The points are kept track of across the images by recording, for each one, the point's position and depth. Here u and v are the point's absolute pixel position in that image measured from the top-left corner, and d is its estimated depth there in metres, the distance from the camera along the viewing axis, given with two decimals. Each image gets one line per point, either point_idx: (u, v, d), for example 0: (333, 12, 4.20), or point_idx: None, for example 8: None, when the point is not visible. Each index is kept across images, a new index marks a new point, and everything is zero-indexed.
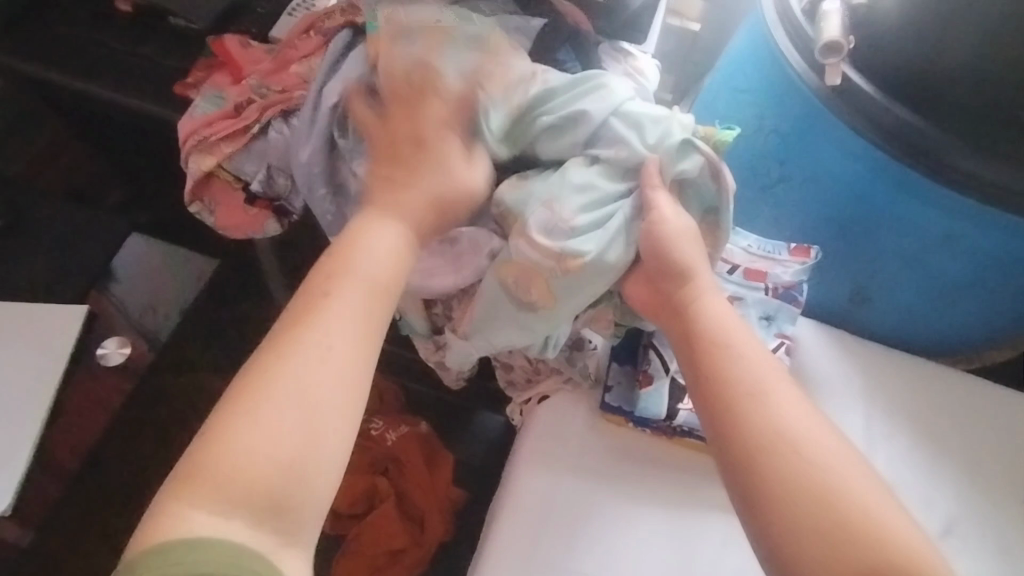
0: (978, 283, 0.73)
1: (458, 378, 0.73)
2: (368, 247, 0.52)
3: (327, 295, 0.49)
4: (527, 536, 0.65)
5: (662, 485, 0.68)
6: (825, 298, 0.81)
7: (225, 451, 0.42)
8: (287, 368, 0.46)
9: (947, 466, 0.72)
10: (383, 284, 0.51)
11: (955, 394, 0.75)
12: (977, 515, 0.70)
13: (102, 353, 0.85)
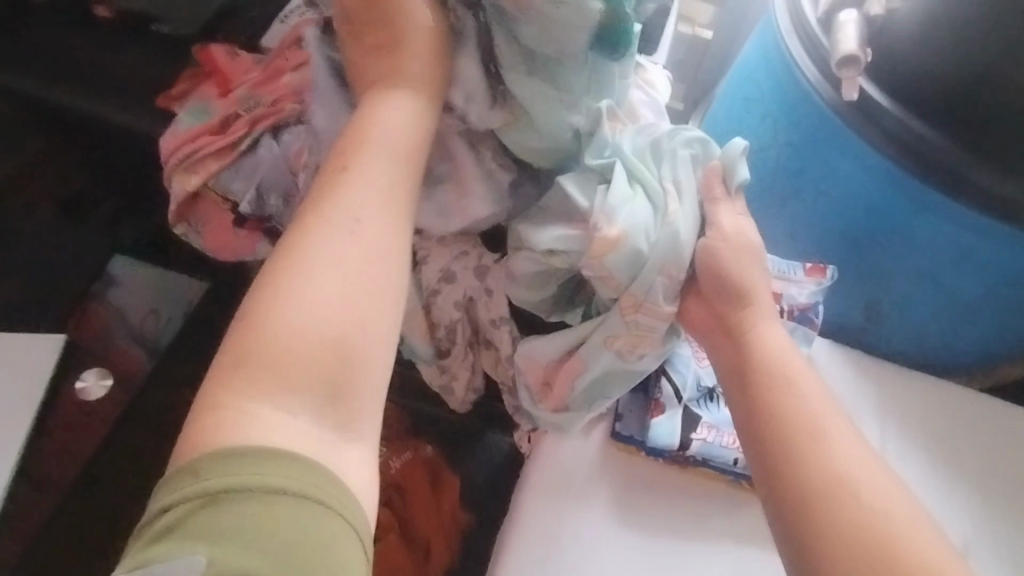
0: (996, 305, 0.71)
1: (464, 402, 0.71)
2: (383, 131, 0.52)
3: (345, 175, 0.49)
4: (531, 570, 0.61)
5: (676, 516, 0.65)
6: (840, 316, 0.78)
7: (273, 338, 0.41)
8: (321, 242, 0.45)
9: (968, 486, 0.69)
10: (403, 165, 0.51)
11: (985, 421, 0.72)
12: (996, 541, 0.67)
13: (79, 386, 0.84)
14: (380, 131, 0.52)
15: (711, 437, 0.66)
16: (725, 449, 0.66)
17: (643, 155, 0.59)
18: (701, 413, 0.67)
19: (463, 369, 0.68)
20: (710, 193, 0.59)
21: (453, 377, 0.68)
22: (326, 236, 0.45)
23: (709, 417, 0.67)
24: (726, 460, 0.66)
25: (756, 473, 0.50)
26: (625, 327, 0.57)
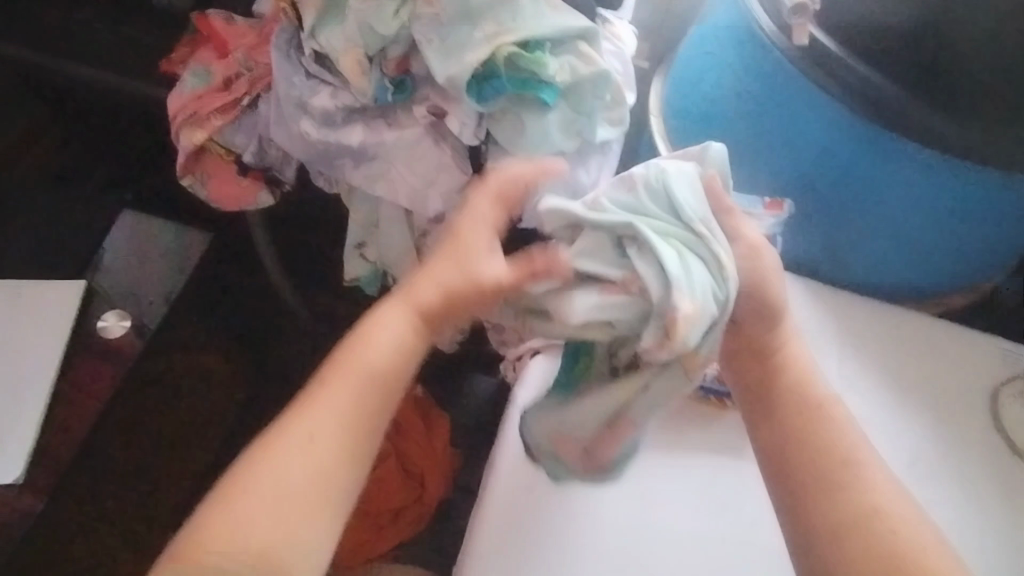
0: (945, 237, 0.78)
1: (451, 339, 0.81)
2: (378, 343, 0.51)
3: (323, 393, 0.49)
4: (516, 484, 0.65)
5: (660, 435, 0.68)
6: (799, 251, 0.83)
7: (212, 535, 0.45)
8: (264, 475, 0.47)
9: (918, 415, 0.72)
10: (378, 387, 0.50)
11: (940, 356, 0.76)
12: (948, 454, 0.71)
13: (102, 325, 0.85)
14: (374, 341, 0.51)
15: None
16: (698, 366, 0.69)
17: (654, 201, 0.54)
18: None
19: None
20: (722, 204, 0.58)
21: None
22: (279, 442, 0.48)
23: None
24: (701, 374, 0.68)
25: (777, 497, 0.55)
26: (681, 381, 0.54)
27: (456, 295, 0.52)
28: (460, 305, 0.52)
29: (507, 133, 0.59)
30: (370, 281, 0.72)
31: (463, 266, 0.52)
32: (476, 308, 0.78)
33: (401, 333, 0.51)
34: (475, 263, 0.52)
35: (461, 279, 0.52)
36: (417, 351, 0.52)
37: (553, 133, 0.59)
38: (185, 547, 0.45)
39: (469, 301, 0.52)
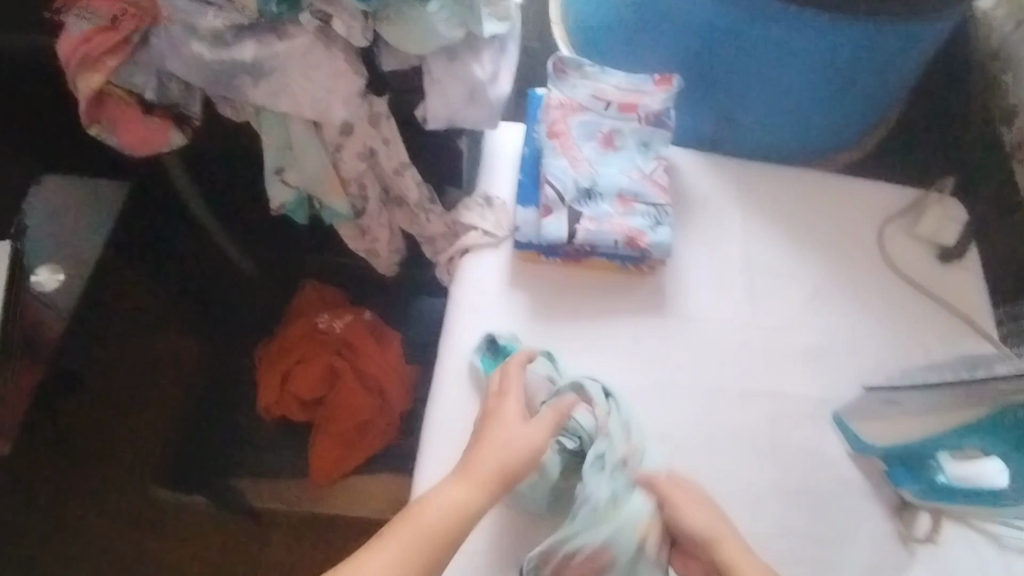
0: (820, 91, 0.81)
1: (388, 265, 0.83)
2: (434, 509, 0.56)
3: (379, 547, 0.53)
4: (462, 370, 0.70)
5: (592, 307, 0.74)
6: (696, 124, 0.90)
7: None
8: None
9: (815, 255, 0.80)
10: (427, 553, 0.54)
11: (829, 201, 0.83)
12: (844, 289, 0.78)
13: (34, 281, 0.82)
14: (436, 503, 0.56)
15: (597, 227, 0.70)
16: (608, 234, 0.70)
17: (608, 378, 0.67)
18: (586, 209, 0.71)
19: (382, 230, 0.79)
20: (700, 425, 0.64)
21: (376, 240, 0.80)
22: None
23: (593, 210, 0.70)
24: (610, 245, 0.70)
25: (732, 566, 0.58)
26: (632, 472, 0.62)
27: (499, 472, 0.59)
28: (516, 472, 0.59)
29: (397, 32, 0.62)
30: (297, 208, 0.75)
31: (512, 445, 0.59)
32: (406, 228, 0.81)
33: (450, 501, 0.56)
34: (531, 430, 0.61)
35: (519, 450, 0.59)
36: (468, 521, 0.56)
37: (440, 25, 0.62)
38: None
39: (521, 461, 0.59)
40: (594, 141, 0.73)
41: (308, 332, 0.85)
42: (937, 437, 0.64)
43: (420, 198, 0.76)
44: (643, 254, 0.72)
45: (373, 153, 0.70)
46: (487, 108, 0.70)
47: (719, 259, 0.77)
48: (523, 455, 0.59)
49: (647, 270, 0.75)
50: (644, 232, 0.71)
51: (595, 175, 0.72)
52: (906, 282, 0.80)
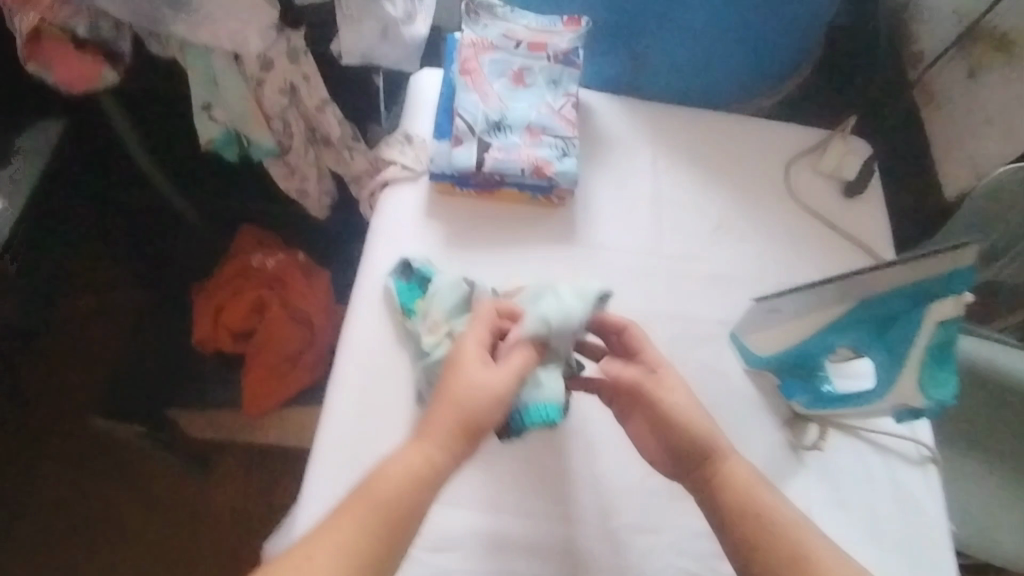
0: (734, 29, 0.84)
1: (320, 203, 0.88)
2: (392, 477, 0.54)
3: (341, 521, 0.52)
4: (377, 292, 0.75)
5: (504, 235, 0.78)
6: (601, 70, 0.91)
7: None
8: (290, 556, 0.51)
9: (721, 188, 0.84)
10: (392, 517, 0.53)
11: (738, 139, 0.87)
12: (745, 219, 0.82)
13: None
14: (396, 472, 0.55)
15: (503, 155, 0.74)
16: (513, 163, 0.74)
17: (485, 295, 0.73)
18: (494, 139, 0.75)
19: (310, 168, 0.84)
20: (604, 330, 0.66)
21: (304, 178, 0.85)
22: None
23: (501, 139, 0.75)
24: (517, 174, 0.75)
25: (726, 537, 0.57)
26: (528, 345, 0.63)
27: (464, 417, 0.57)
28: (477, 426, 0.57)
29: None
30: (225, 144, 0.79)
31: (471, 399, 0.57)
32: (334, 168, 0.86)
33: (406, 458, 0.55)
34: (487, 373, 0.58)
35: (479, 391, 0.57)
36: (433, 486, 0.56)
37: None
38: None
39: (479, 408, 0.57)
40: (505, 78, 0.78)
41: (243, 269, 0.91)
42: (812, 340, 0.63)
43: (342, 135, 0.81)
44: (551, 184, 0.76)
45: (294, 89, 0.75)
46: (402, 46, 0.75)
47: (626, 192, 0.82)
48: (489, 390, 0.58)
49: (555, 201, 0.79)
50: (550, 162, 0.75)
51: (504, 109, 0.76)
52: (808, 212, 0.84)
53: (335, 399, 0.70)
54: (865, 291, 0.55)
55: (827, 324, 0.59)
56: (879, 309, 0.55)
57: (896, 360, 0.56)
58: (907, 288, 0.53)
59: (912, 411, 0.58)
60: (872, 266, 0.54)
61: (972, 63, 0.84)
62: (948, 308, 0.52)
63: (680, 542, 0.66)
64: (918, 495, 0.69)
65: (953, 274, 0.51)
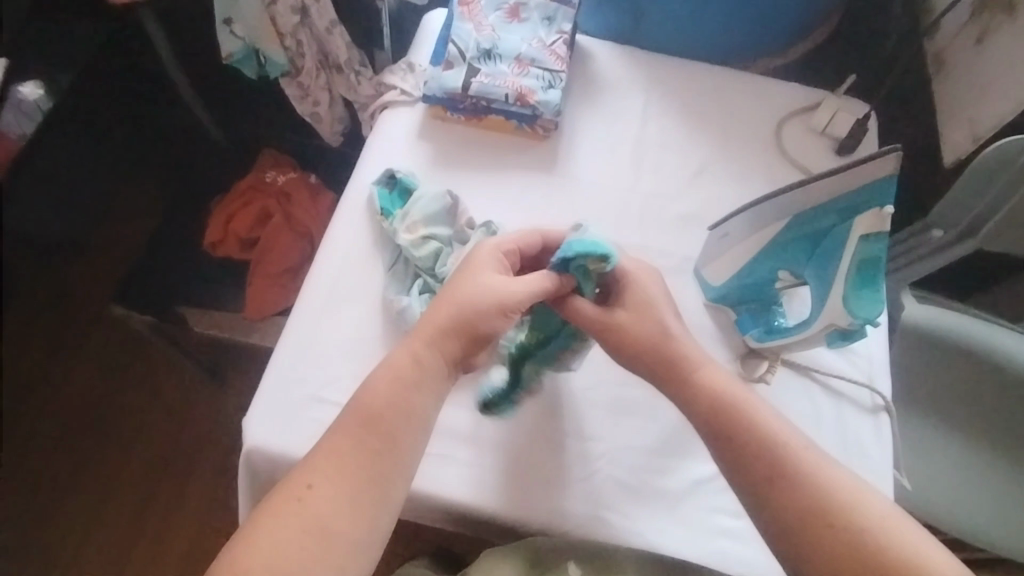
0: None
1: (332, 128, 0.93)
2: (375, 387, 0.57)
3: (327, 438, 0.55)
4: (359, 203, 0.79)
5: (489, 160, 0.81)
6: (600, 18, 0.90)
7: (239, 559, 0.50)
8: (285, 482, 0.54)
9: (708, 134, 0.84)
10: (377, 424, 0.55)
11: (735, 91, 0.86)
12: (728, 165, 0.82)
13: (20, 91, 0.89)
14: (379, 380, 0.57)
15: (489, 81, 0.78)
16: (498, 88, 0.78)
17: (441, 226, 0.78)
18: (483, 66, 0.79)
19: (323, 93, 0.90)
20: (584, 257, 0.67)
21: (317, 103, 0.90)
22: (282, 511, 0.52)
23: (489, 66, 0.79)
24: (502, 101, 0.78)
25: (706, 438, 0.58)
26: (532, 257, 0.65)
27: (467, 321, 0.58)
28: (470, 328, 0.58)
29: None
30: (243, 59, 0.85)
31: (468, 302, 0.58)
32: (344, 95, 0.92)
33: (393, 365, 0.58)
34: (485, 283, 0.59)
35: (470, 299, 0.58)
36: (423, 387, 0.57)
37: None
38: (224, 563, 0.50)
39: (474, 313, 0.58)
40: (500, 12, 0.82)
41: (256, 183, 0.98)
42: (756, 263, 0.69)
43: (349, 59, 0.87)
44: (534, 113, 0.79)
45: (303, 8, 0.81)
46: None
47: (613, 130, 0.83)
48: (512, 307, 0.59)
49: (541, 133, 0.81)
50: (534, 91, 0.79)
51: (497, 39, 0.80)
52: (795, 167, 0.82)
53: (310, 288, 0.75)
54: (802, 204, 0.63)
55: (770, 241, 0.66)
56: (813, 224, 0.63)
57: (828, 274, 0.64)
58: (839, 198, 0.61)
59: (841, 331, 0.65)
60: (810, 177, 0.61)
61: (978, 31, 0.86)
62: (872, 219, 0.60)
63: (613, 452, 0.69)
64: (864, 440, 0.70)
65: (879, 179, 0.58)
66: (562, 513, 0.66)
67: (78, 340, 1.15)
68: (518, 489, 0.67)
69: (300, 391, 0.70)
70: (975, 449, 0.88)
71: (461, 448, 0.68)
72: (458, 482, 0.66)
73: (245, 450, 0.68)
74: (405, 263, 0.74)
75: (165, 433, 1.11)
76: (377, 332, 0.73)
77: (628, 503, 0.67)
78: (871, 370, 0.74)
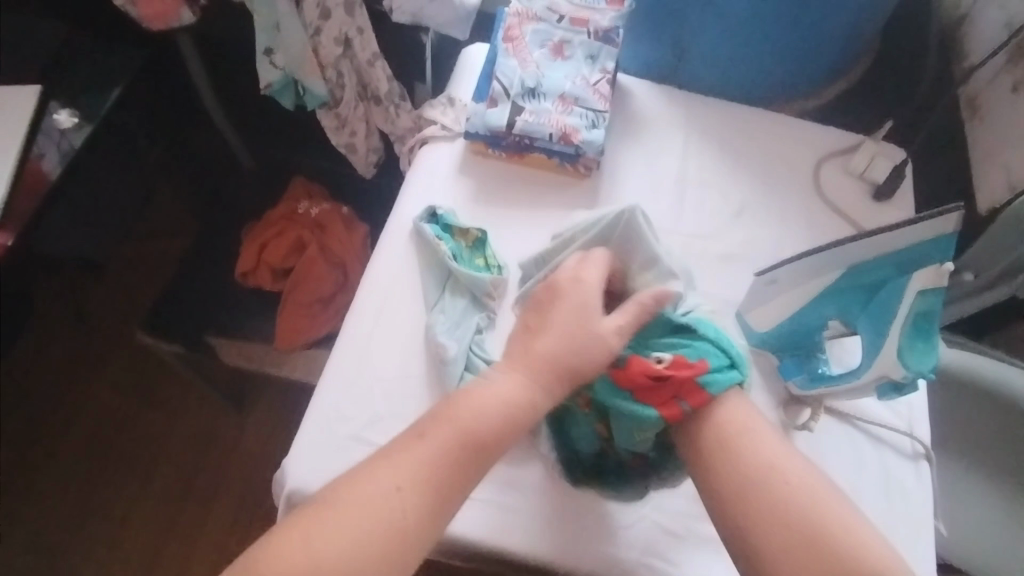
0: (774, 12, 0.80)
1: (366, 158, 0.93)
2: (479, 405, 0.54)
3: (419, 445, 0.52)
4: (399, 238, 0.78)
5: (533, 198, 0.80)
6: (642, 56, 0.90)
7: (299, 536, 0.48)
8: (368, 473, 0.51)
9: (749, 175, 0.84)
10: (476, 444, 0.53)
11: (776, 133, 0.86)
12: (769, 207, 0.82)
13: (54, 118, 0.91)
14: (483, 403, 0.55)
15: (534, 119, 0.78)
16: (542, 127, 0.77)
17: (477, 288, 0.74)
18: (527, 104, 0.79)
19: (359, 124, 0.89)
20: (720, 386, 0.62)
21: (353, 134, 0.90)
22: (359, 498, 0.49)
23: (534, 103, 0.78)
24: (545, 139, 0.78)
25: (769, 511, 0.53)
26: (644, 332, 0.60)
27: (574, 364, 0.56)
28: (578, 372, 0.56)
29: None
30: (282, 88, 0.84)
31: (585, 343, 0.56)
32: (381, 126, 0.91)
33: (499, 390, 0.55)
34: (601, 331, 0.57)
35: (577, 335, 0.56)
36: (521, 424, 0.55)
37: None
38: (279, 540, 0.48)
39: (582, 360, 0.56)
40: (545, 49, 0.82)
41: (290, 213, 1.00)
42: (807, 310, 0.68)
43: (389, 92, 0.86)
44: (577, 151, 0.78)
45: (347, 41, 0.81)
46: (451, 11, 0.78)
47: (656, 170, 0.83)
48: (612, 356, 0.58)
49: (583, 171, 0.81)
50: (578, 130, 0.78)
51: (541, 76, 0.80)
52: (834, 212, 0.82)
53: (351, 323, 0.74)
54: (856, 256, 0.63)
55: (824, 290, 0.66)
56: (869, 275, 0.63)
57: (883, 326, 0.64)
58: (894, 253, 0.61)
59: (894, 383, 0.64)
60: (866, 232, 0.61)
61: (1015, 78, 0.87)
62: (931, 274, 0.60)
63: (659, 498, 0.68)
64: (908, 488, 0.70)
65: (937, 236, 0.59)
66: (607, 560, 0.65)
67: (102, 362, 1.16)
68: (562, 536, 0.66)
69: (343, 430, 0.68)
70: (1007, 493, 0.88)
71: (504, 491, 0.67)
72: (505, 528, 0.66)
73: (285, 492, 0.66)
74: (442, 299, 0.74)
75: (187, 459, 1.10)
76: (422, 370, 0.71)
77: (672, 550, 0.66)
78: (912, 417, 0.74)
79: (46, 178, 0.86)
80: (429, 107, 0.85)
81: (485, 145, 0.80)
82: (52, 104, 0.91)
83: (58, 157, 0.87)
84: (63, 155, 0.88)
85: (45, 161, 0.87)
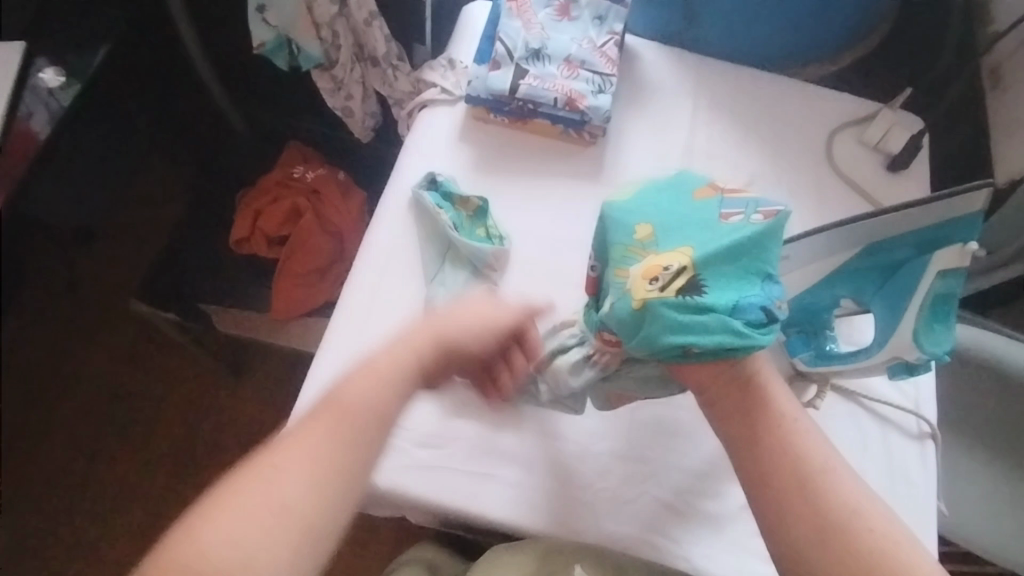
0: None
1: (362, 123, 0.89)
2: (352, 397, 0.52)
3: (307, 441, 0.50)
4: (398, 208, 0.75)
5: (538, 166, 0.77)
6: (652, 18, 0.86)
7: (191, 537, 0.46)
8: (250, 485, 0.48)
9: (760, 144, 0.81)
10: (369, 424, 0.52)
11: (790, 101, 0.83)
12: (779, 178, 0.80)
13: (40, 77, 0.87)
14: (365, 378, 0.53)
15: (538, 83, 0.75)
16: (547, 92, 0.74)
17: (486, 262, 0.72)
18: (531, 67, 0.75)
19: (356, 87, 0.86)
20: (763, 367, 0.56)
21: (349, 97, 0.86)
22: (242, 489, 0.47)
23: (538, 67, 0.75)
24: (550, 104, 0.75)
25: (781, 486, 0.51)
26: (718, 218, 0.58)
27: (444, 351, 0.57)
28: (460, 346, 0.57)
29: None
30: (276, 48, 0.81)
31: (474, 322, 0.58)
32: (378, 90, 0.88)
33: (373, 381, 0.53)
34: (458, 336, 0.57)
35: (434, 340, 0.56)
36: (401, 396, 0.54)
37: None
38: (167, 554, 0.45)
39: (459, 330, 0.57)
40: (551, 9, 0.79)
41: (286, 178, 0.98)
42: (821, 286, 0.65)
43: (387, 53, 0.83)
44: (583, 118, 0.76)
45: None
46: None
47: (663, 138, 0.80)
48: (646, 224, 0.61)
49: (587, 139, 0.78)
50: (584, 95, 0.75)
51: (546, 38, 0.77)
52: (847, 184, 0.79)
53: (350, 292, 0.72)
54: (879, 233, 0.60)
55: (840, 266, 0.64)
56: (890, 252, 0.61)
57: (900, 306, 0.62)
58: (917, 230, 0.59)
59: (906, 364, 0.63)
60: (893, 206, 0.59)
61: None
62: (954, 254, 0.58)
63: (660, 474, 0.67)
64: (912, 467, 0.69)
65: (964, 215, 0.58)
66: (607, 535, 0.65)
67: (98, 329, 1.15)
68: (559, 512, 0.65)
69: None
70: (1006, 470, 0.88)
71: (504, 466, 0.66)
72: (504, 501, 0.65)
73: None
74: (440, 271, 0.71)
75: None
76: None
77: (673, 526, 0.65)
78: (918, 397, 0.72)
79: (36, 140, 0.84)
80: (430, 69, 0.81)
81: (487, 110, 0.77)
82: (38, 62, 0.88)
83: (45, 119, 0.85)
84: (50, 116, 0.85)
85: (34, 122, 0.85)
